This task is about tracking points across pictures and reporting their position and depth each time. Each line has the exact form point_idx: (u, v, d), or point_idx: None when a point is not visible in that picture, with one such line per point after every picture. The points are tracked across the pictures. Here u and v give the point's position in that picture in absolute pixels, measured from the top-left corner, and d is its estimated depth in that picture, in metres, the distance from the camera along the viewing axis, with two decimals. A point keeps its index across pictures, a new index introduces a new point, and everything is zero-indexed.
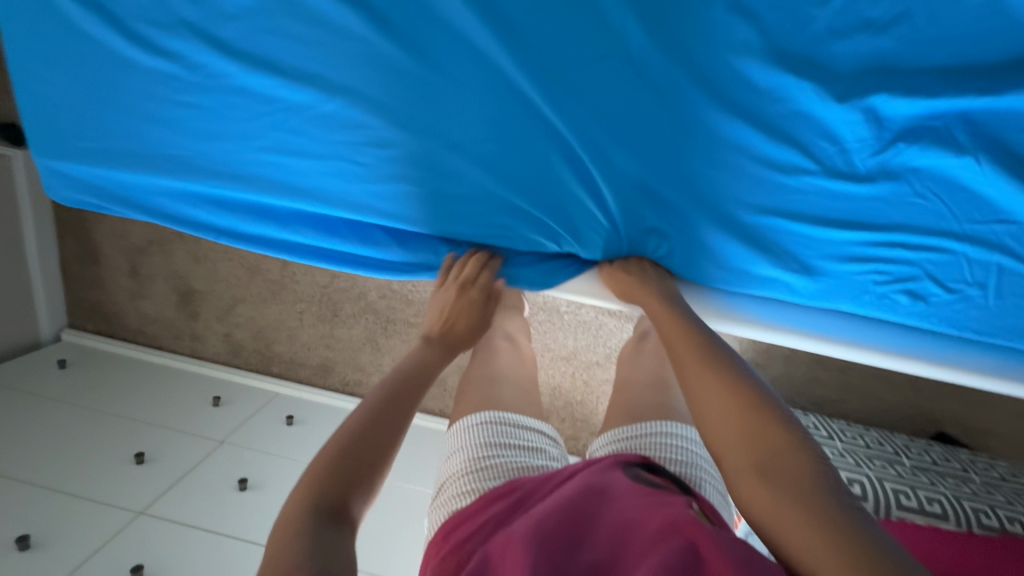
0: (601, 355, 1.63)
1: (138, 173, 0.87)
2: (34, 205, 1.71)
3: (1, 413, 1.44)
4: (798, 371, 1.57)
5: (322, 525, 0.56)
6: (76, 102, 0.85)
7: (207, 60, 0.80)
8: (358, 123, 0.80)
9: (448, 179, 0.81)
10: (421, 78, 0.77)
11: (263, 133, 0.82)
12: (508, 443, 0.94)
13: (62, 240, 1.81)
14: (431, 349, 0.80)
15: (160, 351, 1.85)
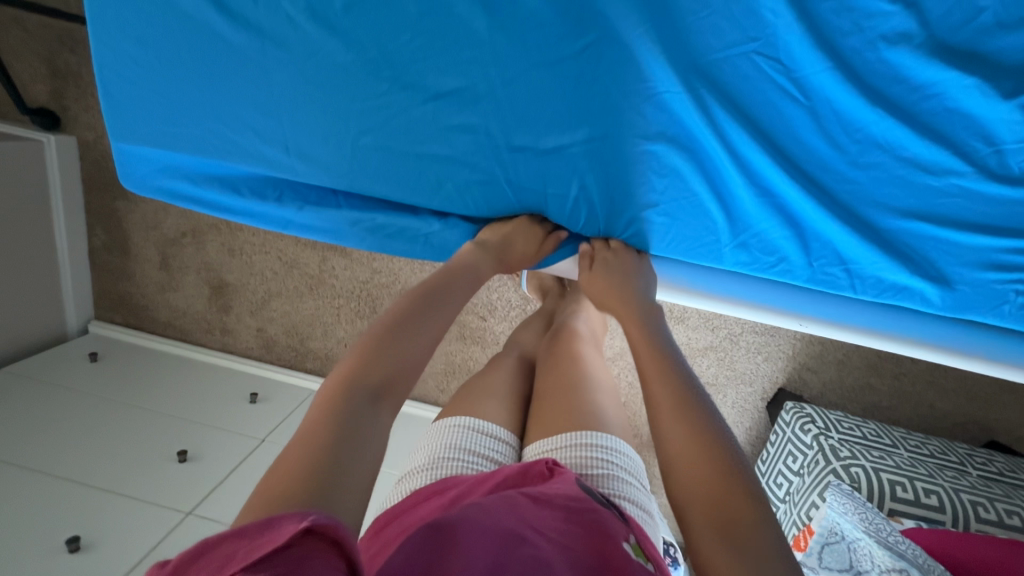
0: None
1: (214, 158, 0.83)
2: (62, 193, 1.64)
3: (34, 409, 1.39)
4: (849, 377, 1.54)
5: (360, 400, 0.56)
6: (151, 75, 0.77)
7: (296, 31, 0.71)
8: (458, 111, 0.74)
9: (547, 169, 0.76)
10: (536, 67, 0.70)
11: (351, 122, 0.76)
12: (474, 452, 0.82)
13: (92, 229, 1.75)
14: (482, 253, 0.79)
15: (189, 345, 1.80)
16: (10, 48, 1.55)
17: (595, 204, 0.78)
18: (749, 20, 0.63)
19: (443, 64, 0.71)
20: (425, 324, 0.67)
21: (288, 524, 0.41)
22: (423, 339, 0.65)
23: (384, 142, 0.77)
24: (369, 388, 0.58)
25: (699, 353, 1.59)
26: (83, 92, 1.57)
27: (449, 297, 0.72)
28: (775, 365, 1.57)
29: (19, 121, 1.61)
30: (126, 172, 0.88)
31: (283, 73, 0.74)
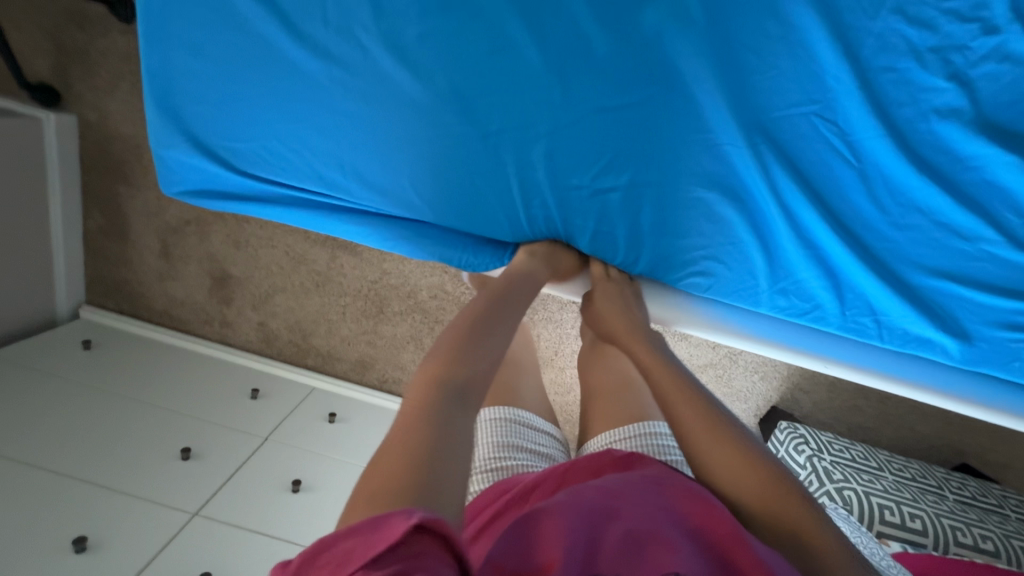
0: None
1: (265, 174, 0.83)
2: (59, 172, 1.58)
3: (31, 399, 1.35)
4: (837, 399, 1.62)
5: (449, 399, 0.55)
6: (207, 85, 0.79)
7: (372, 56, 0.74)
8: (520, 144, 0.76)
9: (599, 207, 0.78)
10: (598, 108, 0.73)
11: (413, 148, 0.78)
12: (523, 445, 0.92)
13: (88, 212, 1.70)
14: (532, 261, 0.79)
15: (186, 335, 1.77)
16: (11, 18, 1.49)
17: (647, 245, 0.80)
18: (805, 85, 0.71)
19: (504, 95, 0.74)
20: (493, 338, 0.65)
21: (397, 520, 0.42)
22: (497, 338, 0.65)
23: (438, 168, 0.79)
24: (456, 388, 0.56)
25: (699, 370, 1.64)
26: (88, 69, 1.52)
27: (510, 308, 0.70)
28: (770, 383, 1.63)
29: (15, 94, 1.55)
30: (167, 181, 0.86)
31: (351, 96, 0.76)
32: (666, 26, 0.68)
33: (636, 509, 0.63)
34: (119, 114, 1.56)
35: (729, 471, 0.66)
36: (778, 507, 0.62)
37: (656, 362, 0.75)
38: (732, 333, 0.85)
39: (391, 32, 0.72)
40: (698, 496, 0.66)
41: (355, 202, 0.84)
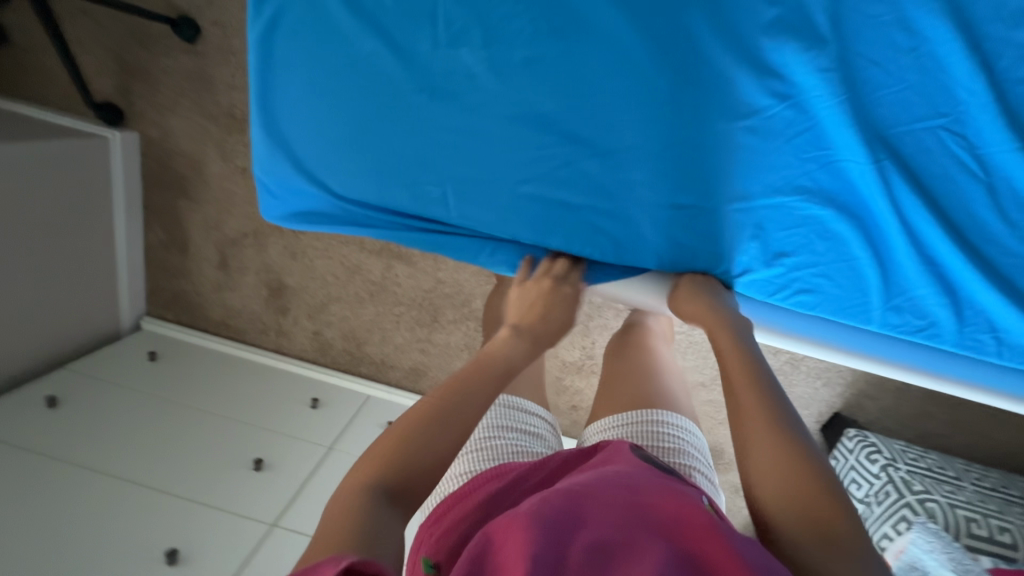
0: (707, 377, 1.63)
1: (364, 198, 0.86)
2: (123, 188, 1.63)
3: (116, 414, 1.44)
4: (905, 405, 1.57)
5: (376, 502, 0.59)
6: (312, 112, 0.82)
7: (480, 81, 0.77)
8: (628, 163, 0.79)
9: (702, 221, 0.81)
10: (708, 126, 0.75)
11: (519, 169, 0.81)
12: (516, 426, 0.96)
13: (149, 225, 1.73)
14: (519, 342, 0.79)
15: (244, 345, 1.80)
16: (77, 39, 1.53)
17: (733, 261, 0.82)
18: (900, 109, 0.72)
19: (607, 117, 0.76)
20: (441, 434, 0.66)
21: (328, 565, 0.46)
22: (442, 440, 0.65)
23: (537, 190, 0.82)
24: (387, 492, 0.60)
25: None
26: (151, 88, 1.55)
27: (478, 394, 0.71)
28: (834, 390, 1.59)
29: (81, 114, 1.59)
30: (265, 205, 0.90)
31: (456, 120, 0.79)
32: (785, 46, 0.70)
33: (603, 514, 0.63)
34: (180, 131, 1.59)
35: (771, 479, 0.65)
36: (805, 499, 0.62)
37: (741, 365, 0.75)
38: (786, 336, 0.86)
39: (507, 61, 0.76)
40: (672, 499, 0.66)
41: (451, 222, 0.86)
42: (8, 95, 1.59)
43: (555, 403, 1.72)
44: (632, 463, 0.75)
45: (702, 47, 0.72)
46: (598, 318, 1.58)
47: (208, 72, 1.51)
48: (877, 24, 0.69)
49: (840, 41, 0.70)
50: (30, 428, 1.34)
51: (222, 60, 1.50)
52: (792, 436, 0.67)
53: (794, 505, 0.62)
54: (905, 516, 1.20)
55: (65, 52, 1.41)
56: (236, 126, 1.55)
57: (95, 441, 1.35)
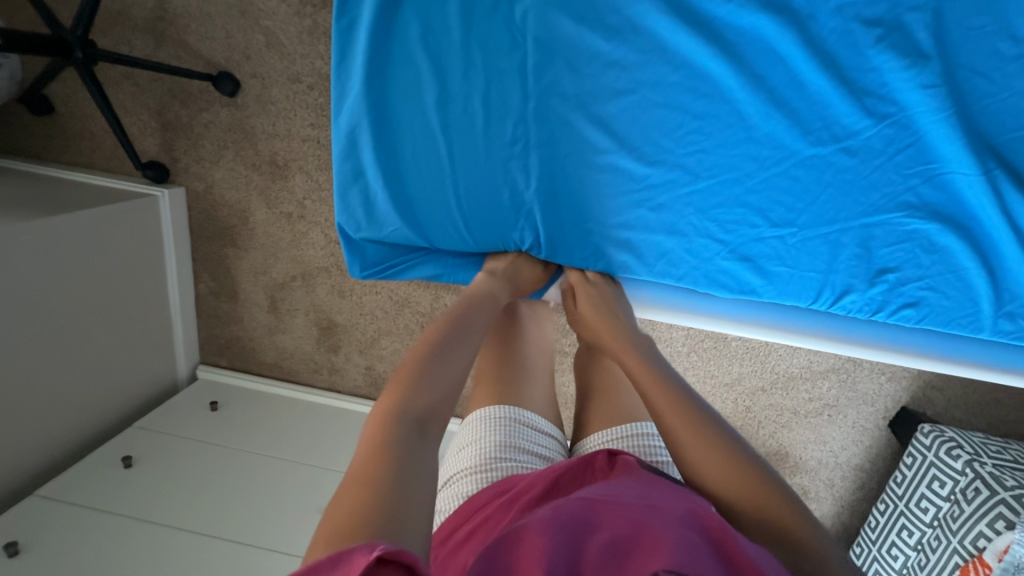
0: (768, 381, 1.60)
1: (461, 245, 0.91)
2: (173, 245, 1.66)
3: (191, 468, 1.46)
4: (976, 394, 1.53)
5: (409, 430, 0.61)
6: (404, 172, 0.86)
7: (577, 131, 0.79)
8: (723, 193, 0.81)
9: (799, 246, 0.83)
10: (805, 151, 0.76)
11: (616, 208, 0.84)
12: (520, 446, 0.92)
13: (199, 275, 1.76)
14: (494, 280, 0.87)
15: (299, 385, 1.81)
16: (119, 103, 1.57)
17: (833, 284, 0.84)
18: (1004, 118, 0.71)
19: (695, 150, 0.78)
20: (449, 360, 0.71)
21: (359, 556, 0.44)
22: (453, 364, 0.71)
23: (631, 225, 0.85)
24: (415, 419, 0.62)
25: (821, 376, 1.58)
26: (193, 143, 1.58)
27: (468, 335, 0.76)
28: (900, 385, 1.55)
29: (128, 174, 1.63)
30: (356, 258, 0.95)
31: (552, 165, 0.82)
32: (884, 66, 0.70)
33: (617, 517, 0.64)
34: (224, 182, 1.61)
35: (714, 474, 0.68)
36: (754, 498, 0.65)
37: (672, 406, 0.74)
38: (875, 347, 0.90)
39: (592, 107, 0.78)
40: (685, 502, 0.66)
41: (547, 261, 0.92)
42: (56, 162, 1.64)
43: None
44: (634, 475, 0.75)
45: (794, 73, 0.72)
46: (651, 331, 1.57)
47: (248, 124, 1.53)
48: (978, 34, 0.69)
49: (943, 55, 0.69)
50: (119, 493, 1.36)
51: (261, 110, 1.52)
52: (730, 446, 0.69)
53: (738, 496, 0.66)
54: (1003, 514, 1.18)
55: (111, 118, 1.44)
56: (278, 173, 1.57)
57: (176, 497, 1.37)
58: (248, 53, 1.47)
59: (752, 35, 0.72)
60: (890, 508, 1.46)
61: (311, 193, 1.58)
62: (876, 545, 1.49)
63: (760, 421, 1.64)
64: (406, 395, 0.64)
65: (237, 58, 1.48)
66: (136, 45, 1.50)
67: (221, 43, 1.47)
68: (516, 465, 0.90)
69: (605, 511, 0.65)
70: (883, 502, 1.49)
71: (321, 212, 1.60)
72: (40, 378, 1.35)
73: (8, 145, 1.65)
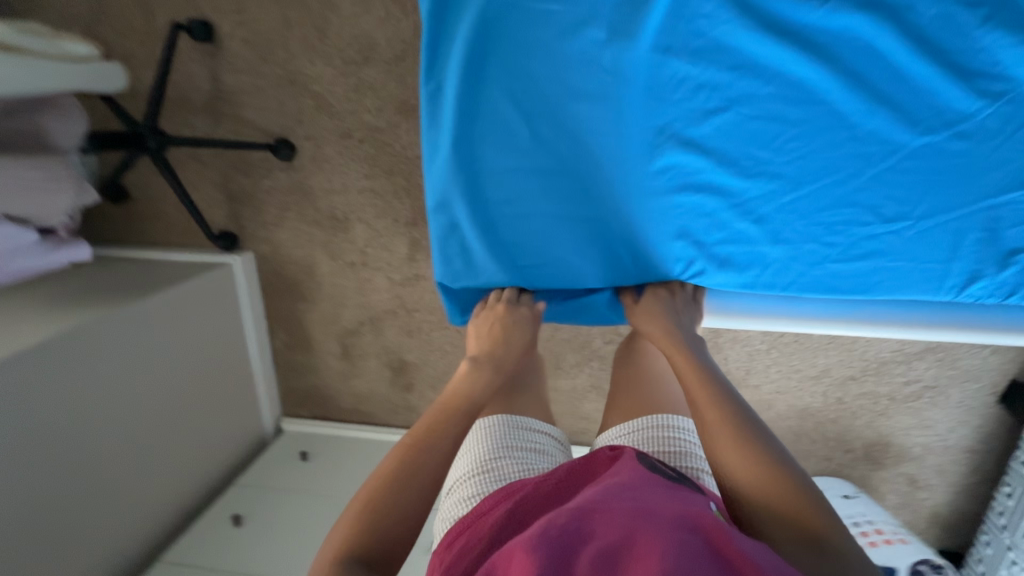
0: (858, 370, 1.53)
1: (562, 280, 0.94)
2: (249, 307, 1.74)
3: (286, 525, 1.53)
4: None
5: (356, 570, 0.61)
6: (501, 221, 0.89)
7: (672, 155, 0.82)
8: (829, 195, 0.82)
9: (915, 237, 0.82)
10: (913, 143, 0.77)
11: (717, 225, 0.86)
12: (519, 446, 0.90)
13: (274, 332, 1.83)
14: (475, 368, 0.88)
15: (379, 426, 1.85)
16: (187, 181, 1.67)
17: (956, 270, 0.83)
18: None
19: (798, 158, 0.80)
20: (414, 481, 0.70)
21: None
22: (420, 485, 0.70)
23: (735, 241, 0.86)
24: (365, 558, 0.62)
25: (916, 357, 1.49)
26: (257, 209, 1.66)
27: (440, 444, 0.76)
28: (1007, 357, 1.45)
29: (201, 246, 1.72)
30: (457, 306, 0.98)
31: (650, 194, 0.85)
32: (991, 46, 0.71)
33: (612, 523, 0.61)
34: (289, 241, 1.68)
35: (747, 479, 0.68)
36: (789, 507, 0.64)
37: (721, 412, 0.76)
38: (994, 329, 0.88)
39: (684, 131, 0.81)
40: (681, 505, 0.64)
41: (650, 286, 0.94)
42: (137, 243, 1.75)
43: None
44: (633, 475, 0.73)
45: (898, 67, 0.73)
46: (726, 332, 1.53)
47: (306, 183, 1.60)
48: None
49: None
50: (223, 552, 1.47)
51: (316, 169, 1.58)
52: (764, 452, 0.70)
53: (772, 511, 0.64)
54: None
55: (184, 197, 1.53)
56: (338, 226, 1.63)
57: (276, 555, 1.45)
58: (301, 118, 1.54)
59: (847, 37, 0.73)
60: (1019, 491, 1.36)
61: (371, 241, 1.63)
62: (1009, 533, 1.39)
63: (855, 411, 1.57)
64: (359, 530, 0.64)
65: (290, 124, 1.55)
66: (197, 125, 1.60)
67: (275, 112, 1.55)
68: (515, 462, 0.87)
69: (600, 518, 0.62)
70: (1009, 485, 1.40)
71: (382, 257, 1.65)
72: (155, 450, 1.45)
73: (93, 234, 1.78)
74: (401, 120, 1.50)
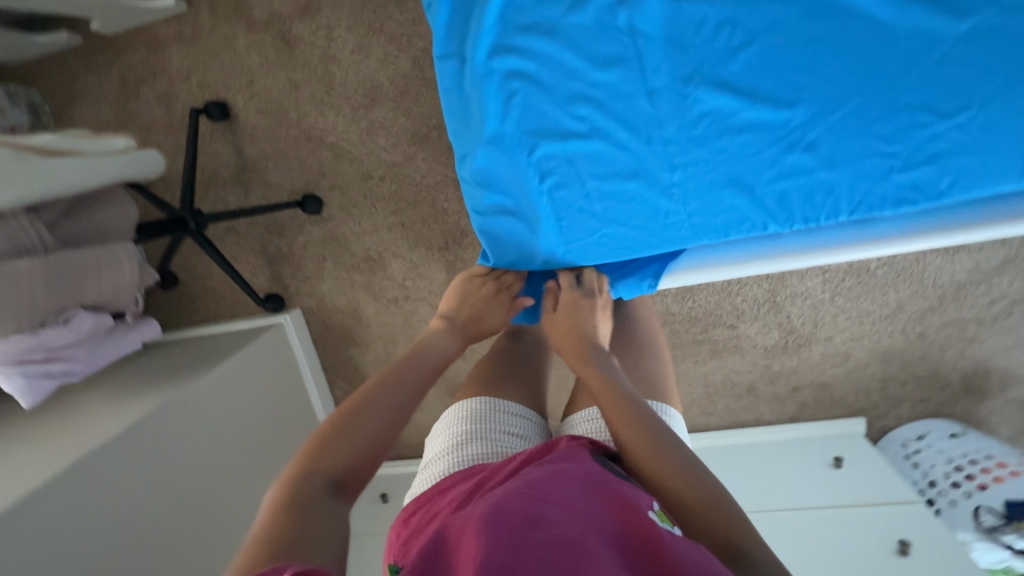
0: (935, 299, 1.44)
1: (613, 247, 0.99)
2: (307, 363, 1.77)
3: None
4: None
5: (318, 485, 0.64)
6: (546, 201, 0.96)
7: (703, 99, 0.86)
8: (876, 103, 0.81)
9: (978, 129, 0.80)
10: (958, 31, 0.75)
11: (759, 160, 0.88)
12: (493, 429, 0.86)
13: (333, 382, 1.85)
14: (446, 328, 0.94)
15: None
16: (229, 254, 1.74)
17: None
18: None
19: (837, 74, 0.81)
20: (377, 417, 0.73)
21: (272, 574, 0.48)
22: (382, 420, 0.73)
23: (783, 173, 0.88)
24: (329, 478, 0.66)
25: (995, 273, 1.40)
26: (298, 266, 1.72)
27: (407, 390, 0.79)
28: None
29: (253, 313, 1.78)
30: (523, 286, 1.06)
31: (688, 144, 0.89)
32: None
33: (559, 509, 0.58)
34: (332, 290, 1.72)
35: (636, 448, 0.71)
36: (669, 475, 0.67)
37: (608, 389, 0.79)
38: None
39: (714, 73, 0.84)
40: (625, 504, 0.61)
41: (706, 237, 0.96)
42: (193, 323, 1.82)
43: (773, 392, 1.59)
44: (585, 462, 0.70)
45: None
46: (785, 289, 1.48)
47: (338, 231, 1.65)
48: None
49: None
50: None
51: (345, 216, 1.63)
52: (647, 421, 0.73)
53: (661, 476, 0.67)
54: None
55: (228, 267, 1.59)
56: (375, 265, 1.66)
57: None
58: (322, 170, 1.59)
59: None
60: None
61: (409, 273, 1.65)
62: None
63: (943, 344, 1.47)
64: (324, 454, 0.68)
65: (313, 178, 1.61)
66: (228, 199, 1.67)
67: (298, 170, 1.61)
68: (487, 445, 0.83)
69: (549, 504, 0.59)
70: None
71: (423, 287, 1.66)
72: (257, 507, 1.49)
73: None
74: (415, 150, 1.53)
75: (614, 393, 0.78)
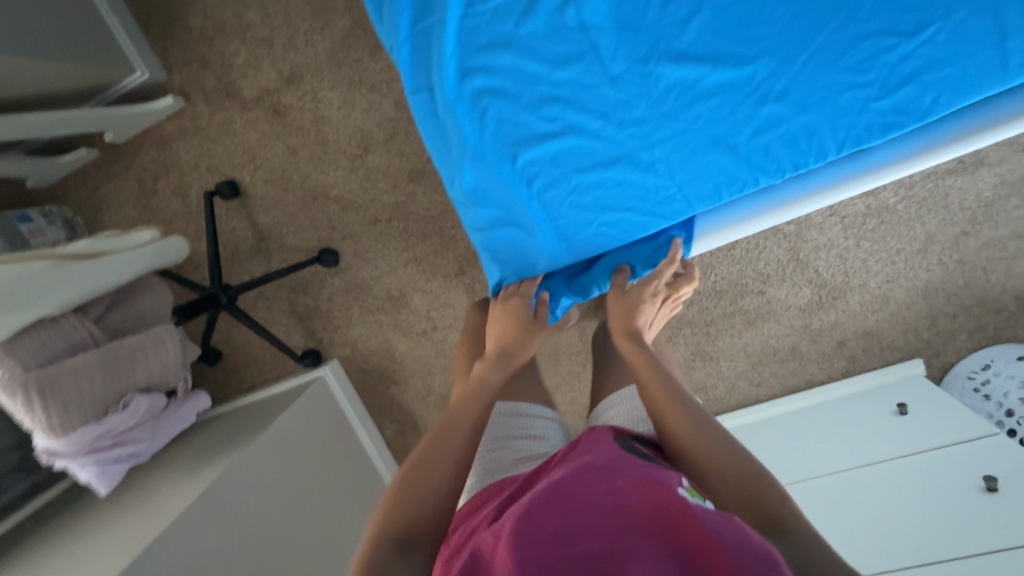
0: (965, 222, 1.39)
1: (618, 232, 1.00)
2: (353, 410, 1.82)
3: None
4: None
5: (388, 550, 0.65)
6: (542, 203, 0.98)
7: (671, 72, 0.89)
8: (838, 37, 0.84)
9: (947, 38, 0.81)
10: None
11: (740, 117, 0.90)
12: (516, 433, 0.96)
13: (381, 424, 1.89)
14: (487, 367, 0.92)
15: None
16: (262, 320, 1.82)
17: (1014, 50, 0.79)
18: None
19: (791, 20, 0.84)
20: (436, 470, 0.74)
21: None
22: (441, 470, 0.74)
23: (768, 124, 0.90)
24: (398, 538, 0.67)
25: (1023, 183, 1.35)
26: (327, 319, 1.78)
27: (458, 430, 0.80)
28: None
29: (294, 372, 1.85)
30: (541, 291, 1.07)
31: (667, 118, 0.92)
32: None
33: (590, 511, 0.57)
34: (363, 335, 1.78)
35: (687, 439, 0.74)
36: (721, 466, 0.69)
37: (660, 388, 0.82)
38: None
39: (671, 47, 0.88)
40: (655, 488, 0.60)
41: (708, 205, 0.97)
42: (241, 393, 1.90)
43: (818, 350, 1.54)
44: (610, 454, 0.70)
45: None
46: (806, 244, 1.46)
47: (358, 278, 1.71)
48: None
49: None
50: None
51: (362, 262, 1.69)
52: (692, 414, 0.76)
53: (715, 467, 0.69)
54: None
55: (263, 333, 1.66)
56: (399, 303, 1.71)
57: None
58: (333, 223, 1.67)
59: None
60: None
61: (432, 304, 1.69)
62: None
63: (986, 266, 1.41)
64: (387, 519, 0.69)
65: (326, 233, 1.68)
66: (253, 269, 1.76)
67: (310, 229, 1.68)
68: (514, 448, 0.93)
69: (578, 508, 0.58)
70: None
71: (448, 315, 1.70)
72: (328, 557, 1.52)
73: None
74: (415, 186, 1.59)
75: (661, 387, 0.82)
